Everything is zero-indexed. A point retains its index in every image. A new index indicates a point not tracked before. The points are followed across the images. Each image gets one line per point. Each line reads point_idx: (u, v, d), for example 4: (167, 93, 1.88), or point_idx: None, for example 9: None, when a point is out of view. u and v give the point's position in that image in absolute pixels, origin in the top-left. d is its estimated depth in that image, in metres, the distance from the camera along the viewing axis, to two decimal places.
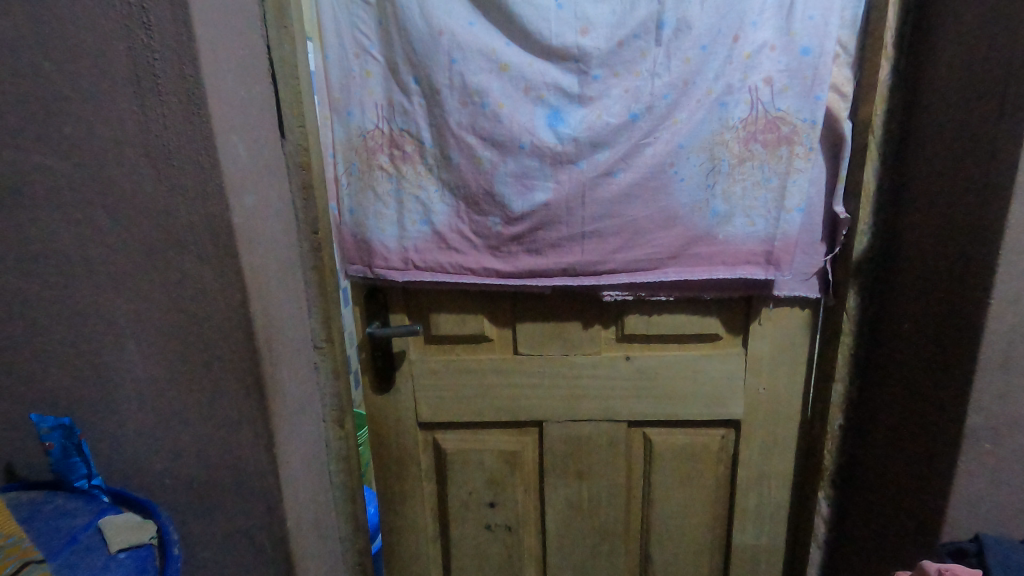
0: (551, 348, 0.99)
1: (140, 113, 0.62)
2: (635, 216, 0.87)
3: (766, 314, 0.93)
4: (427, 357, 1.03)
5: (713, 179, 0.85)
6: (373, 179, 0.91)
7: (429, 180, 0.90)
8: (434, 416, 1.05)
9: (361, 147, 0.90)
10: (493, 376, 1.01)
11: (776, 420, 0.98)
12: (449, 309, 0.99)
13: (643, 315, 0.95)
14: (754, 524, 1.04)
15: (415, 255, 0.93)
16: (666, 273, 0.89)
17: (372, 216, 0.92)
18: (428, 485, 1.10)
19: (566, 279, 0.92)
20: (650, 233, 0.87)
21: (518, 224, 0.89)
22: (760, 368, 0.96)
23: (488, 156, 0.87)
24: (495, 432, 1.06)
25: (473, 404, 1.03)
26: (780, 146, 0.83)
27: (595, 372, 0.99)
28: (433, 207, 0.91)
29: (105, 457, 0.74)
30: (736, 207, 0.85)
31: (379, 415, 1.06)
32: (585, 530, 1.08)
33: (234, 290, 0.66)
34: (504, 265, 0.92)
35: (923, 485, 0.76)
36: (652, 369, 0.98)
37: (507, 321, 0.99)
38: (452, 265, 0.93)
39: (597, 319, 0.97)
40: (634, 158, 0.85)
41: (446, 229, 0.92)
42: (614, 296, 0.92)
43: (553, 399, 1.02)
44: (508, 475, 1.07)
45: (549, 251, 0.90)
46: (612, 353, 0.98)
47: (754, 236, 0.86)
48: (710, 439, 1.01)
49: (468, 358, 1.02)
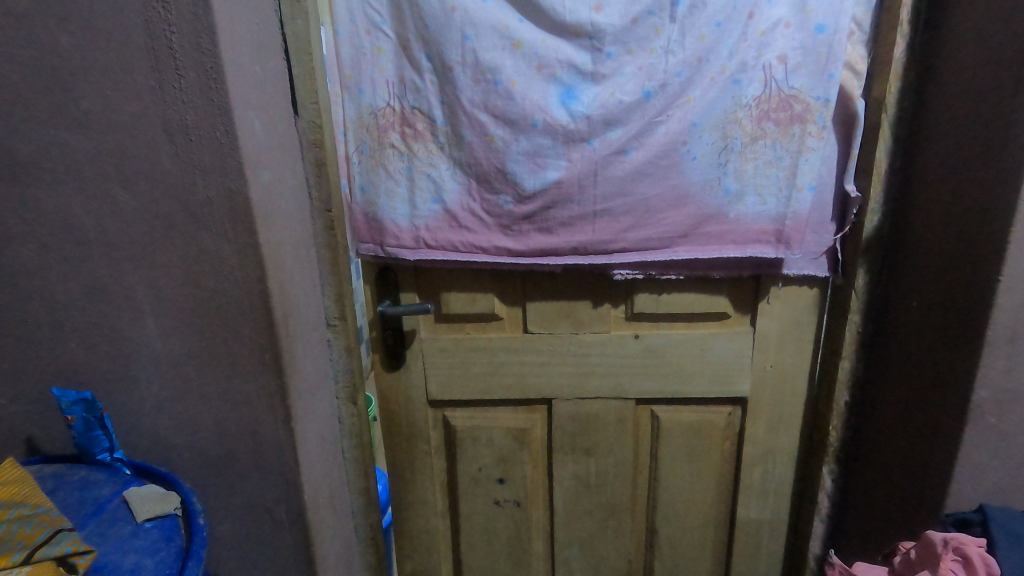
0: (560, 326, 1.00)
1: (157, 88, 0.62)
2: (647, 195, 0.87)
3: (774, 293, 0.94)
4: (437, 335, 1.03)
5: (725, 158, 0.85)
6: (385, 158, 0.91)
7: (440, 158, 0.90)
8: (444, 393, 1.06)
9: (372, 125, 0.90)
10: (503, 355, 1.03)
11: (782, 397, 1.00)
12: (459, 288, 1.00)
13: (653, 294, 0.96)
14: (758, 500, 1.06)
15: (426, 234, 0.94)
16: (677, 252, 0.90)
17: (383, 194, 0.93)
18: (438, 462, 1.12)
19: (578, 258, 0.92)
20: (662, 212, 0.88)
21: (530, 203, 0.90)
22: (768, 346, 0.97)
23: (500, 134, 0.87)
24: (504, 410, 1.07)
25: (482, 383, 1.05)
26: (792, 125, 0.83)
27: (604, 351, 1.00)
28: (445, 186, 0.91)
29: (125, 432, 0.75)
30: (748, 186, 0.86)
31: (389, 392, 1.07)
32: (593, 506, 1.10)
33: (253, 266, 0.67)
34: (516, 244, 0.92)
35: (927, 459, 0.78)
36: (660, 348, 0.99)
37: (517, 300, 1.00)
38: (463, 244, 0.94)
39: (607, 298, 0.98)
40: (647, 137, 0.85)
41: (457, 207, 0.92)
42: (624, 275, 0.93)
43: (562, 377, 1.03)
44: (517, 452, 1.08)
45: (560, 230, 0.91)
46: (622, 331, 0.99)
47: (764, 215, 0.87)
48: (717, 416, 1.02)
49: (478, 337, 1.02)
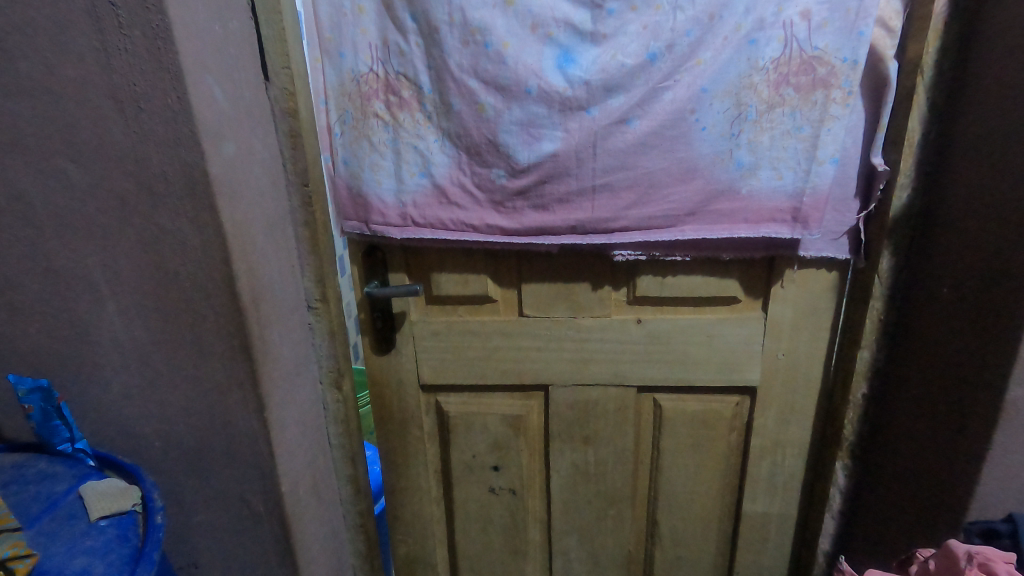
0: (557, 309, 0.94)
1: (101, 50, 0.56)
2: (651, 168, 0.80)
3: (789, 276, 0.86)
4: (429, 318, 0.99)
5: (738, 128, 0.77)
6: (369, 128, 0.85)
7: (428, 129, 0.84)
8: (436, 377, 1.02)
9: (355, 93, 0.84)
10: (497, 339, 0.98)
11: (795, 388, 0.93)
12: (451, 269, 0.94)
13: (656, 277, 0.89)
14: (765, 493, 1.00)
15: (413, 211, 0.88)
16: (683, 231, 0.83)
17: (367, 167, 0.87)
18: (431, 447, 1.08)
19: (575, 237, 0.85)
20: (666, 188, 0.81)
21: (524, 177, 0.83)
22: (780, 334, 0.90)
23: (492, 103, 0.80)
24: (498, 396, 1.02)
25: (475, 367, 1.00)
26: (814, 91, 0.74)
27: (604, 336, 0.95)
28: (433, 159, 0.85)
29: (92, 421, 0.71)
30: (762, 159, 0.78)
31: (380, 375, 1.04)
32: (591, 495, 1.06)
33: (216, 247, 0.62)
34: (510, 222, 0.86)
35: (950, 458, 0.72)
36: (663, 334, 0.93)
37: (511, 282, 0.94)
38: (453, 222, 0.88)
39: (607, 280, 0.91)
40: (653, 104, 0.77)
41: (446, 182, 0.86)
42: (625, 255, 0.86)
43: (559, 363, 0.97)
44: (513, 440, 1.04)
45: (556, 207, 0.84)
46: (623, 316, 0.93)
47: (780, 191, 0.79)
48: (724, 406, 0.96)
49: (471, 320, 0.97)
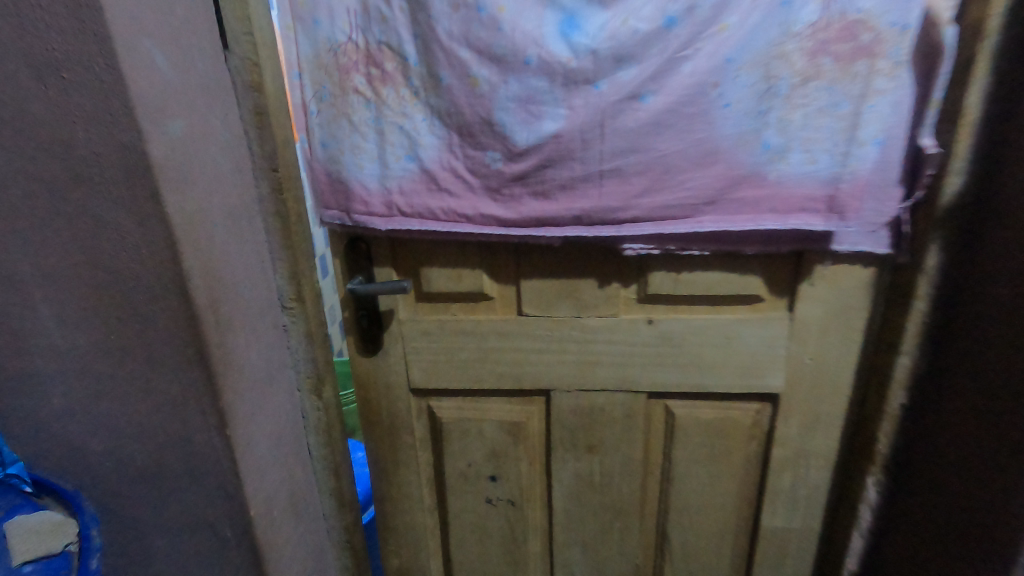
0: (560, 308, 0.85)
1: (18, 10, 0.48)
2: (666, 151, 0.70)
3: (820, 272, 0.77)
4: (419, 316, 0.90)
5: (766, 104, 0.67)
6: (349, 105, 0.76)
7: (415, 106, 0.75)
8: (428, 381, 0.94)
9: (333, 66, 0.75)
10: (494, 340, 0.89)
11: (822, 396, 0.84)
12: (442, 263, 0.85)
13: (670, 273, 0.80)
14: (787, 508, 0.92)
15: (399, 199, 0.79)
16: (702, 222, 0.73)
17: (347, 150, 0.78)
18: (424, 454, 1.00)
19: (579, 229, 0.76)
20: (683, 173, 0.71)
21: (522, 161, 0.74)
22: (807, 336, 0.81)
23: (486, 76, 0.71)
24: (496, 400, 0.94)
25: (470, 370, 0.92)
26: (856, 61, 0.64)
27: (611, 337, 0.86)
28: (421, 140, 0.76)
29: (36, 436, 0.63)
30: (794, 140, 0.68)
31: (367, 378, 0.95)
32: (597, 507, 0.98)
33: (162, 242, 0.53)
34: (507, 212, 0.77)
35: (1000, 478, 0.63)
36: (677, 335, 0.84)
37: (509, 277, 0.85)
38: (443, 211, 0.79)
39: (616, 276, 0.82)
40: (669, 76, 0.67)
41: (436, 166, 0.77)
42: (636, 249, 0.77)
43: (562, 366, 0.89)
44: (511, 448, 0.96)
45: (558, 195, 0.75)
46: (632, 316, 0.85)
47: (814, 177, 0.69)
48: (743, 414, 0.88)
49: (465, 319, 0.89)
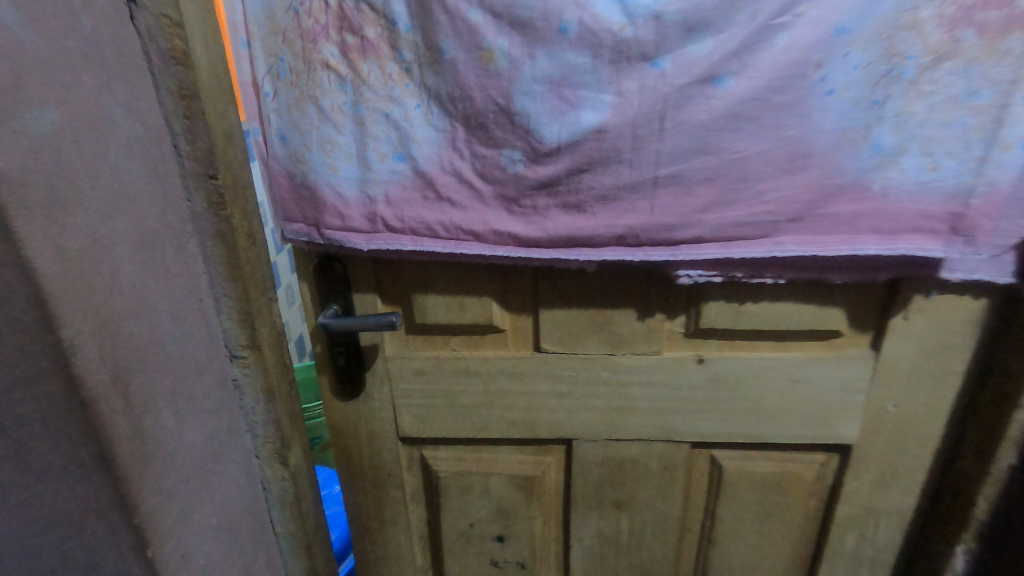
0: (588, 344, 0.68)
1: None
2: (744, 152, 0.53)
3: (917, 305, 0.62)
4: (410, 352, 0.72)
5: (882, 92, 0.50)
6: (317, 85, 0.57)
7: (407, 87, 0.56)
8: (421, 429, 0.76)
9: (294, 30, 0.55)
10: (504, 381, 0.72)
11: (902, 447, 0.70)
12: (441, 290, 0.67)
13: (730, 304, 0.64)
14: (847, 570, 0.78)
15: (385, 210, 0.60)
16: (783, 245, 0.57)
17: (315, 144, 0.59)
18: (415, 510, 0.83)
19: (622, 251, 0.59)
20: (763, 181, 0.54)
21: (550, 162, 0.56)
22: (893, 380, 0.66)
23: (505, 48, 0.52)
24: (504, 450, 0.78)
25: (474, 417, 0.75)
26: (1009, 33, 0.48)
27: (651, 380, 0.70)
28: (414, 133, 0.58)
29: None
30: (913, 140, 0.52)
31: (345, 425, 0.77)
32: (622, 570, 0.82)
33: (22, 295, 0.35)
34: (528, 228, 0.59)
35: None
36: (733, 378, 0.68)
37: (525, 306, 0.68)
38: (444, 226, 0.60)
39: (660, 307, 0.66)
40: (755, 53, 0.50)
41: (434, 167, 0.59)
42: (693, 277, 0.60)
43: (588, 413, 0.72)
44: (523, 505, 0.80)
45: (597, 207, 0.58)
46: (678, 353, 0.68)
47: (933, 188, 0.53)
48: (805, 467, 0.73)
49: (468, 356, 0.71)
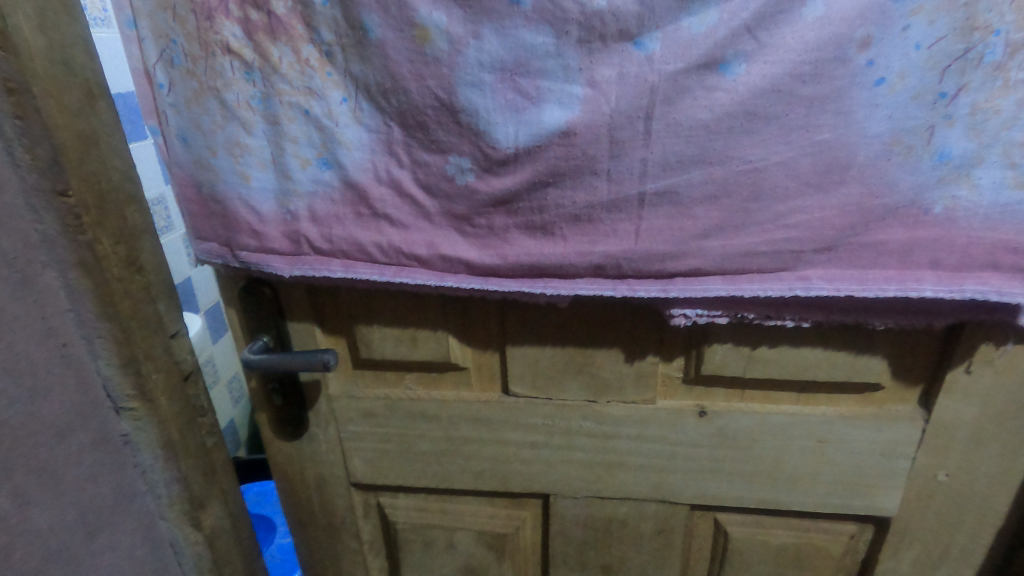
0: (565, 389, 0.56)
1: None
2: (759, 161, 0.40)
3: (985, 356, 0.48)
4: (358, 390, 0.61)
5: (951, 82, 0.37)
6: (218, 74, 0.45)
7: (329, 76, 0.44)
8: (375, 476, 0.66)
9: (187, 4, 0.44)
10: (467, 428, 0.60)
11: (957, 526, 0.56)
12: (387, 322, 0.56)
13: (740, 348, 0.51)
14: None
15: (310, 230, 0.49)
16: (810, 282, 0.43)
17: (223, 148, 0.47)
18: (374, 561, 0.73)
19: (599, 285, 0.46)
20: (786, 199, 0.41)
21: (507, 173, 0.44)
22: (949, 445, 0.53)
23: (443, 25, 0.40)
24: (472, 502, 0.66)
25: (434, 466, 0.63)
26: None
27: (642, 433, 0.57)
28: (341, 134, 0.45)
29: None
30: (994, 146, 0.38)
31: (290, 468, 0.67)
32: None
33: None
34: (483, 254, 0.47)
35: None
36: (743, 434, 0.55)
37: (490, 342, 0.56)
38: (382, 249, 0.48)
39: (654, 348, 0.53)
40: (776, 28, 0.36)
41: (368, 177, 0.47)
42: (691, 318, 0.47)
43: (567, 467, 0.61)
44: (494, 563, 0.69)
45: (568, 229, 0.45)
46: (676, 403, 0.56)
47: (1018, 211, 0.40)
48: (831, 539, 0.60)
49: (425, 397, 0.60)
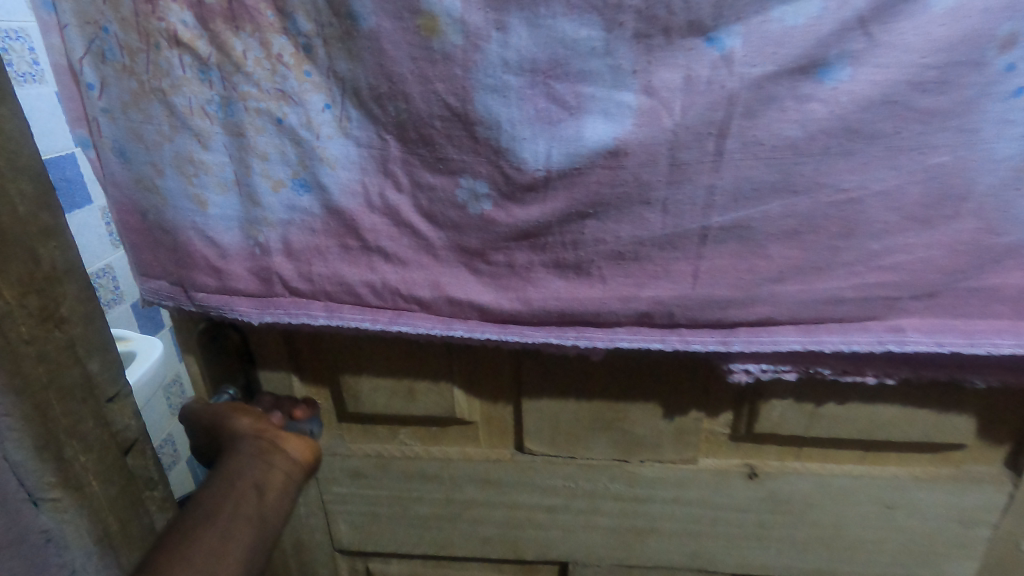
0: (591, 447, 0.48)
1: None
2: (856, 190, 0.32)
3: None
4: (344, 448, 0.52)
5: None
6: (164, 72, 0.35)
7: (308, 77, 0.34)
8: (364, 542, 0.56)
9: None
10: (474, 490, 0.51)
11: None
12: (378, 371, 0.46)
13: (804, 405, 0.43)
14: None
15: (285, 267, 0.39)
16: (907, 336, 0.35)
17: (172, 165, 0.37)
18: None
19: (644, 335, 0.38)
20: (886, 236, 0.33)
21: (534, 201, 0.35)
22: None
23: (456, 11, 0.31)
24: (477, 569, 0.58)
25: (434, 532, 0.54)
26: None
27: (681, 496, 0.49)
28: (324, 150, 0.36)
29: None
30: None
31: None
32: None
33: None
34: (501, 297, 0.38)
35: None
36: (799, 499, 0.47)
37: (502, 393, 0.47)
38: (373, 291, 0.39)
39: (699, 402, 0.45)
40: (894, 21, 0.28)
41: (357, 203, 0.37)
42: (753, 374, 0.39)
43: (590, 533, 0.52)
44: None
45: (609, 269, 0.36)
46: (721, 463, 0.48)
47: None
48: None
49: (423, 455, 0.51)
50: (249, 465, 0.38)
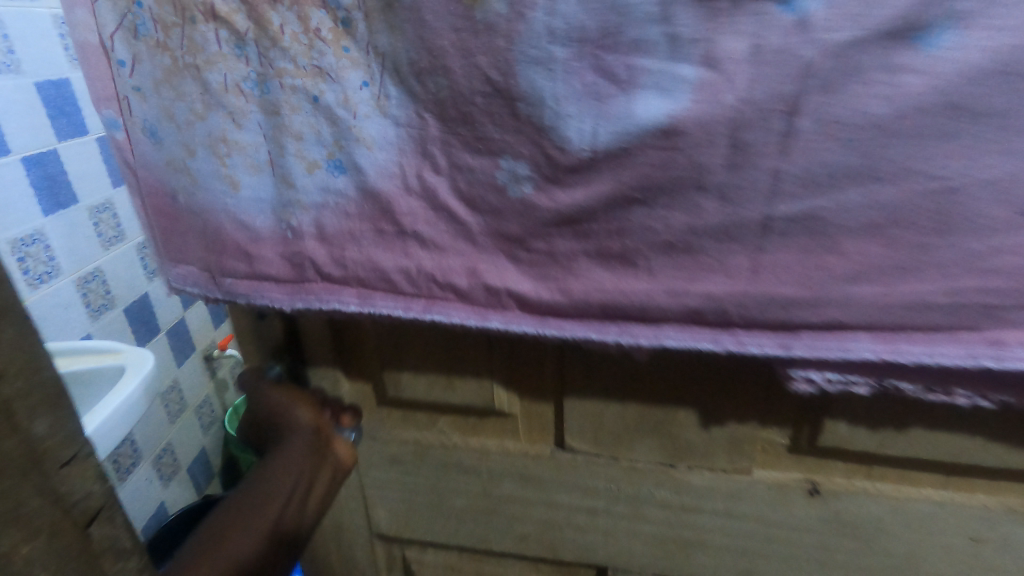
0: (635, 450, 0.45)
1: None
2: (958, 179, 0.27)
3: None
4: (380, 434, 0.51)
5: None
6: (199, 48, 0.35)
7: (345, 53, 0.33)
8: (401, 528, 0.56)
9: None
10: (510, 484, 0.50)
11: None
12: (414, 358, 0.45)
13: (877, 418, 0.38)
14: None
15: (321, 249, 0.38)
16: (1013, 353, 0.29)
17: (205, 143, 0.38)
18: None
19: (693, 335, 0.34)
20: (991, 234, 0.28)
21: (578, 184, 0.33)
22: None
23: None
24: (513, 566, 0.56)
25: (470, 524, 0.53)
26: None
27: (732, 510, 0.45)
28: (360, 129, 0.35)
29: None
30: None
31: None
32: None
33: None
34: (539, 287, 0.36)
35: None
36: (867, 523, 0.43)
37: (540, 388, 0.45)
38: (407, 276, 0.38)
39: (755, 411, 0.41)
40: None
41: (392, 184, 0.36)
42: (817, 383, 0.35)
43: (632, 539, 0.50)
44: None
45: (656, 261, 0.33)
46: (778, 478, 0.44)
47: None
48: None
49: (459, 446, 0.50)
50: (299, 458, 0.42)
